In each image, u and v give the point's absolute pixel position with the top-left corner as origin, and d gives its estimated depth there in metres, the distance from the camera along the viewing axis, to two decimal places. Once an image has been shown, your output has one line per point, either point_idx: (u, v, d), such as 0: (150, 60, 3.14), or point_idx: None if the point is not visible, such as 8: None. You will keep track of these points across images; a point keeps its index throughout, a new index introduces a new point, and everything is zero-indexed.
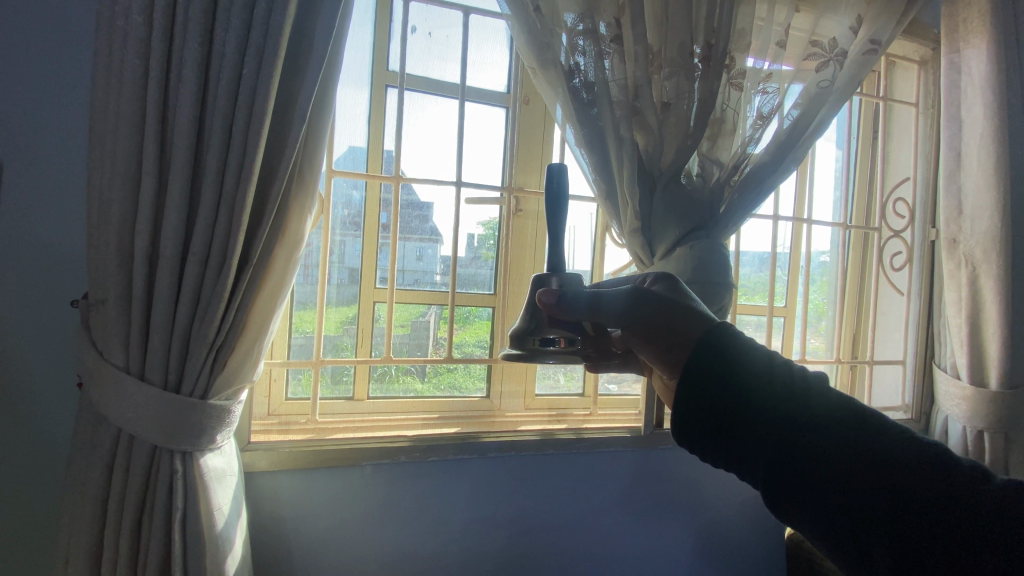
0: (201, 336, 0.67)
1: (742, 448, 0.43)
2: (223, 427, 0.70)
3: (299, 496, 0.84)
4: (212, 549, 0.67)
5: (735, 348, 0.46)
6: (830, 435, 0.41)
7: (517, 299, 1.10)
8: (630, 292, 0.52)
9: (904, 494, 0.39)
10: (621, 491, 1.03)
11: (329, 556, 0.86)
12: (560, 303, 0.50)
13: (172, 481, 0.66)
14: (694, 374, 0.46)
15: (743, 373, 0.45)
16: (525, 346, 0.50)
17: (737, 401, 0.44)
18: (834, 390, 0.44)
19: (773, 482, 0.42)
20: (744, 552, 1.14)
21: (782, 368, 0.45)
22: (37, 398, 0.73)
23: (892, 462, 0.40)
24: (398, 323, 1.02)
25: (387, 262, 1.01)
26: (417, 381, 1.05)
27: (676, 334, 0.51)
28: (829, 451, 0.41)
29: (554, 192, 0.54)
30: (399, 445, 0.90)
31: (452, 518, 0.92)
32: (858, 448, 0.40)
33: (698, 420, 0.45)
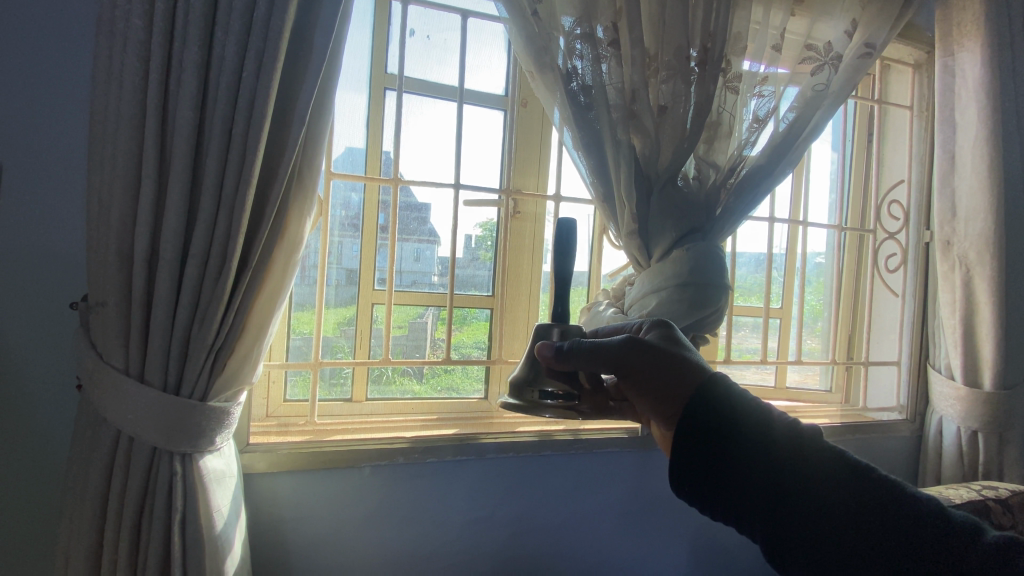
0: (201, 338, 0.67)
1: (739, 500, 0.44)
2: (222, 428, 0.70)
3: (297, 497, 0.85)
4: (212, 551, 0.68)
5: (729, 397, 0.48)
6: (826, 488, 0.43)
7: (514, 301, 1.11)
8: (623, 341, 0.52)
9: (899, 546, 0.40)
10: (618, 492, 1.04)
11: (327, 557, 0.86)
12: (557, 356, 0.51)
13: (171, 483, 0.66)
14: (691, 423, 0.47)
15: (739, 423, 0.46)
16: (525, 398, 0.50)
17: (733, 453, 0.45)
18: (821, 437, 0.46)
19: (770, 534, 0.43)
20: (739, 552, 1.14)
21: (775, 419, 0.46)
22: (35, 399, 0.73)
23: (888, 515, 0.42)
24: (396, 324, 1.03)
25: (383, 263, 1.02)
26: (416, 383, 1.05)
27: (670, 384, 0.51)
28: (825, 503, 0.42)
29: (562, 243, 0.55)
30: (398, 446, 0.90)
31: (450, 519, 0.93)
32: (854, 502, 0.42)
33: (696, 472, 0.46)
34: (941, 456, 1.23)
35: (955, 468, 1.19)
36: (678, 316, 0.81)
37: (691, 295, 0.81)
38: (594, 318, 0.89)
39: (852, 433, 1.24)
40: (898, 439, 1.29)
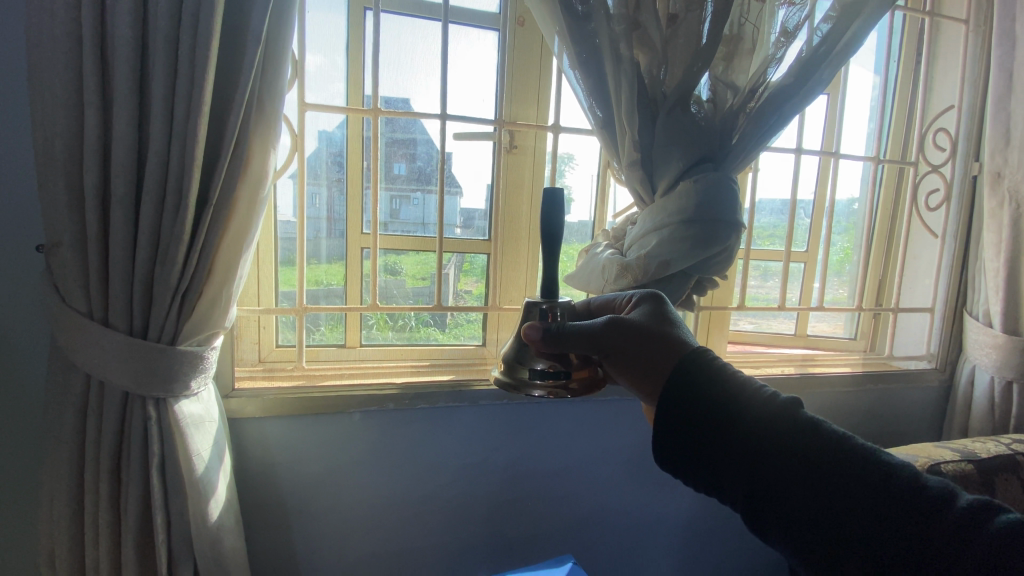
0: (164, 280, 0.63)
1: (718, 472, 0.45)
2: (197, 373, 0.68)
3: (287, 441, 0.84)
4: (194, 493, 0.68)
5: (704, 372, 0.49)
6: (800, 454, 0.43)
7: (512, 245, 1.04)
8: (607, 322, 0.51)
9: (876, 506, 0.40)
10: (618, 439, 1.00)
11: (319, 499, 0.86)
12: (547, 336, 0.47)
13: (147, 427, 0.65)
14: (674, 394, 0.48)
15: (714, 397, 0.47)
16: (515, 377, 0.46)
17: (708, 428, 0.46)
18: (795, 407, 0.46)
19: (750, 503, 0.44)
20: None
21: (752, 390, 0.48)
22: (16, 343, 0.72)
23: (865, 480, 0.41)
24: (414, 274, 1.00)
25: (385, 204, 0.96)
26: (439, 332, 1.03)
27: (653, 361, 0.52)
28: (806, 472, 0.42)
29: (548, 208, 0.47)
30: (387, 392, 0.87)
31: (443, 465, 0.91)
32: (828, 468, 0.42)
33: (677, 440, 0.48)
34: (971, 407, 1.15)
35: (984, 420, 1.11)
36: (678, 257, 0.71)
37: (695, 234, 0.71)
38: (591, 258, 0.81)
39: (873, 383, 1.16)
40: (925, 389, 1.21)
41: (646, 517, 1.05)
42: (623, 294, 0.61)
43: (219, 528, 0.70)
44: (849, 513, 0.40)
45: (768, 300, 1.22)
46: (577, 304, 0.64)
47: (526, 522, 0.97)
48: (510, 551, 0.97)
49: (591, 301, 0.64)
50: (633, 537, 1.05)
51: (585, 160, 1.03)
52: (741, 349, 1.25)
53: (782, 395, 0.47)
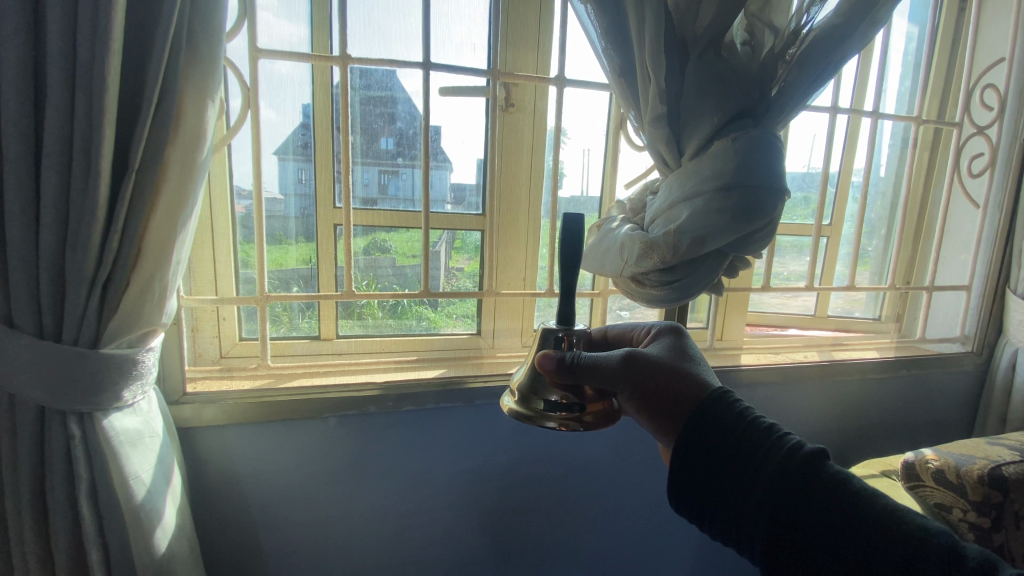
0: (76, 266, 0.50)
1: (735, 523, 0.44)
2: (131, 381, 0.55)
3: (252, 452, 0.72)
4: (135, 522, 0.55)
5: (723, 416, 0.47)
6: (822, 512, 0.41)
7: (508, 220, 0.91)
8: (624, 356, 0.50)
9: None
10: (630, 437, 0.90)
11: (293, 516, 0.75)
12: (560, 366, 0.46)
13: (70, 448, 0.53)
14: (690, 437, 0.47)
15: (731, 443, 0.45)
16: (529, 406, 0.46)
17: (726, 477, 0.45)
18: (819, 460, 0.43)
19: (767, 559, 0.42)
20: None
21: (778, 438, 0.45)
22: None
23: (892, 548, 0.39)
24: (406, 251, 0.86)
25: (369, 178, 0.83)
26: (431, 312, 0.90)
27: (671, 398, 0.50)
28: (829, 534, 0.40)
29: (568, 236, 0.46)
30: (368, 394, 0.75)
31: (435, 472, 0.80)
32: (851, 530, 0.40)
33: (697, 490, 0.46)
34: (1011, 394, 1.05)
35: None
36: (714, 231, 0.58)
37: (735, 204, 0.58)
38: (605, 238, 0.68)
39: (906, 368, 1.06)
40: (959, 374, 1.11)
41: (662, 520, 0.95)
42: (642, 325, 0.61)
43: (170, 560, 0.58)
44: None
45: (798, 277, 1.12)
46: (594, 330, 0.65)
47: (530, 532, 0.87)
48: (513, 564, 0.87)
49: (608, 330, 0.64)
50: (649, 543, 0.95)
51: (595, 120, 0.90)
52: (759, 334, 1.15)
53: (807, 443, 0.45)
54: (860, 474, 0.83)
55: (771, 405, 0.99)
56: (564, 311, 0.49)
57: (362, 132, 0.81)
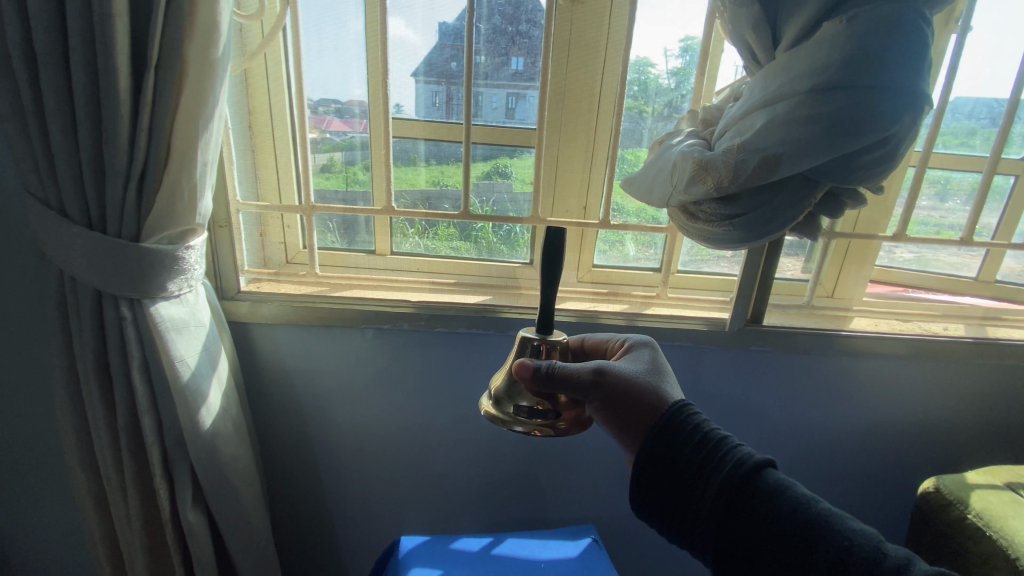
0: (112, 161, 0.53)
1: (689, 527, 0.45)
2: (173, 274, 0.59)
3: (301, 350, 0.77)
4: (181, 401, 0.62)
5: (681, 423, 0.47)
6: (763, 521, 0.43)
7: (574, 136, 0.78)
8: (598, 368, 0.48)
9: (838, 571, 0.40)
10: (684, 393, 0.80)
11: (334, 415, 0.80)
12: (535, 375, 0.44)
13: (123, 328, 0.59)
14: (654, 446, 0.47)
15: (688, 450, 0.46)
16: (500, 410, 0.45)
17: (681, 482, 0.45)
18: (762, 464, 0.45)
19: (717, 558, 0.44)
20: (851, 485, 0.87)
21: (726, 444, 0.46)
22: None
23: (826, 555, 0.40)
24: (528, 180, 0.79)
25: (498, 102, 0.75)
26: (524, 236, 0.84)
27: (637, 409, 0.49)
28: (773, 533, 0.42)
29: (551, 250, 0.44)
30: (402, 311, 0.75)
31: (466, 397, 0.79)
32: (791, 537, 0.42)
33: (654, 499, 0.46)
34: None
35: None
36: (795, 148, 0.44)
37: (832, 111, 0.42)
38: (661, 154, 0.56)
39: None
40: None
41: None
42: (618, 337, 0.59)
43: (214, 436, 0.65)
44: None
45: (982, 235, 0.84)
46: (571, 338, 0.62)
47: (559, 471, 0.84)
48: (539, 499, 0.85)
49: (583, 340, 0.61)
50: None
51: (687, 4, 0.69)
52: (896, 293, 0.88)
53: (753, 450, 0.46)
54: (974, 482, 0.66)
55: (878, 381, 0.81)
56: (543, 315, 0.46)
57: (489, 51, 0.72)
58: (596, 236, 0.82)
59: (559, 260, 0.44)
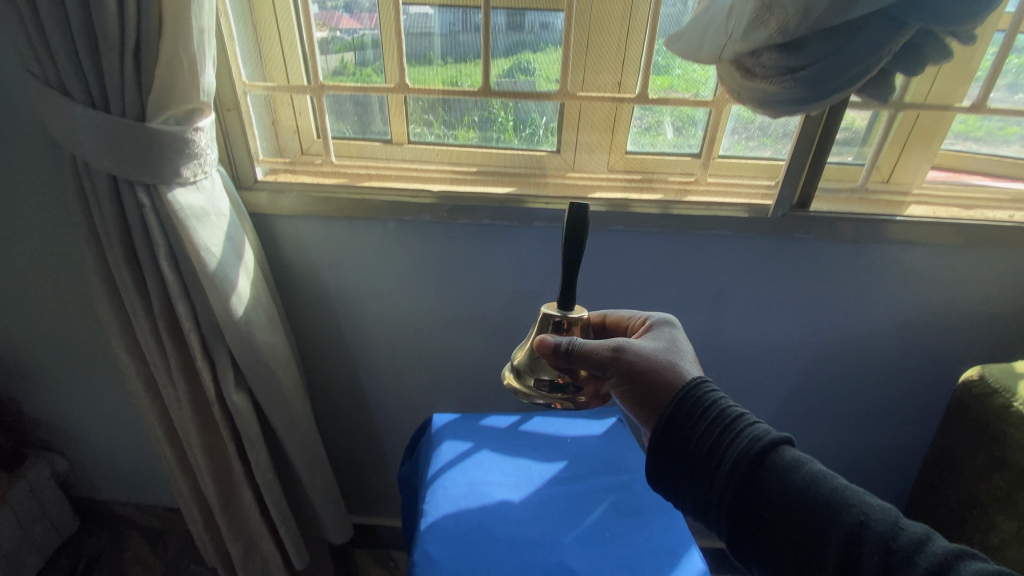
0: (103, 27, 0.49)
1: (701, 506, 0.43)
2: (186, 159, 0.57)
3: (324, 244, 0.76)
4: (211, 289, 0.62)
5: (692, 399, 0.45)
6: (777, 500, 0.40)
7: (606, 9, 0.66)
8: (616, 347, 0.49)
9: (853, 549, 0.37)
10: (716, 285, 0.78)
11: (363, 307, 0.81)
12: (556, 351, 0.45)
13: (145, 216, 0.58)
14: (666, 423, 0.45)
15: (699, 428, 0.44)
16: (522, 383, 0.46)
17: (691, 460, 0.43)
18: (775, 440, 0.42)
19: (731, 537, 0.42)
20: (884, 377, 0.86)
21: (738, 420, 0.43)
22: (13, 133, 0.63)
23: (836, 536, 0.38)
24: (553, 77, 0.70)
25: None
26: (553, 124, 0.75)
27: (653, 386, 0.48)
28: (787, 513, 0.40)
29: (573, 233, 0.43)
30: (422, 202, 0.71)
31: (492, 289, 0.79)
32: (807, 515, 0.39)
33: (667, 477, 0.45)
34: None
35: None
36: None
37: None
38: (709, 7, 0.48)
39: None
40: None
41: (737, 375, 0.86)
42: (638, 314, 0.58)
43: (247, 324, 0.66)
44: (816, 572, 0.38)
45: None
46: (593, 315, 0.61)
47: None
48: None
49: (606, 317, 0.61)
50: None
51: None
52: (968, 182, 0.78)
53: (769, 428, 0.43)
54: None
55: (928, 272, 0.76)
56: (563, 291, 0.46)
57: None
58: (629, 114, 0.74)
59: (580, 242, 0.43)
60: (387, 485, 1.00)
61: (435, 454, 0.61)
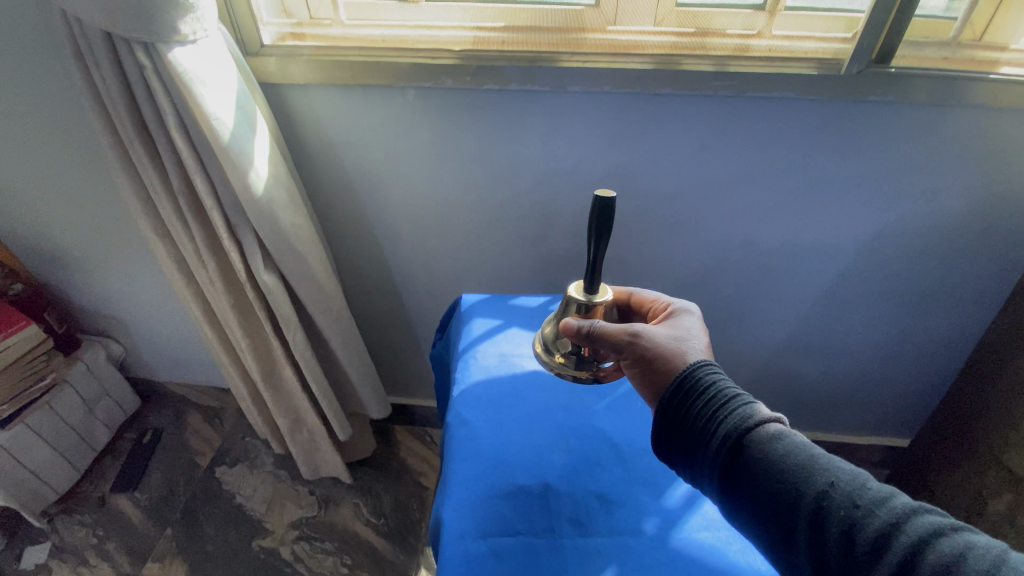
0: None
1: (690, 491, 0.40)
2: (181, 11, 0.52)
3: (341, 118, 0.71)
4: (227, 163, 0.59)
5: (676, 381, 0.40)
6: (762, 488, 0.36)
7: None
8: (631, 334, 0.44)
9: (826, 528, 0.34)
10: (769, 158, 0.71)
11: (387, 190, 0.77)
12: (579, 332, 0.45)
13: (148, 82, 0.54)
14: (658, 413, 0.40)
15: (679, 413, 0.39)
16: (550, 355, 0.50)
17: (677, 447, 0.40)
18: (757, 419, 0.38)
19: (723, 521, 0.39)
20: (948, 263, 0.79)
21: (721, 402, 0.39)
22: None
23: (805, 515, 0.34)
24: None
25: None
26: None
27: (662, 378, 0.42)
28: (769, 499, 0.36)
29: (600, 221, 0.42)
30: (442, 63, 0.64)
31: (522, 167, 0.73)
32: (786, 500, 0.35)
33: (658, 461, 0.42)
34: None
35: None
36: None
37: None
38: None
39: None
40: None
41: (782, 261, 0.82)
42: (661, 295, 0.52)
43: (269, 203, 0.64)
44: (792, 553, 0.35)
45: None
46: (616, 290, 0.54)
47: (620, 245, 0.81)
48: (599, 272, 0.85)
49: (630, 295, 0.53)
50: (759, 281, 0.85)
51: None
52: None
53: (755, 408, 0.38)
54: None
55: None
56: (589, 273, 0.45)
57: None
58: None
59: (606, 230, 0.42)
60: (421, 368, 1.04)
61: (466, 330, 0.61)
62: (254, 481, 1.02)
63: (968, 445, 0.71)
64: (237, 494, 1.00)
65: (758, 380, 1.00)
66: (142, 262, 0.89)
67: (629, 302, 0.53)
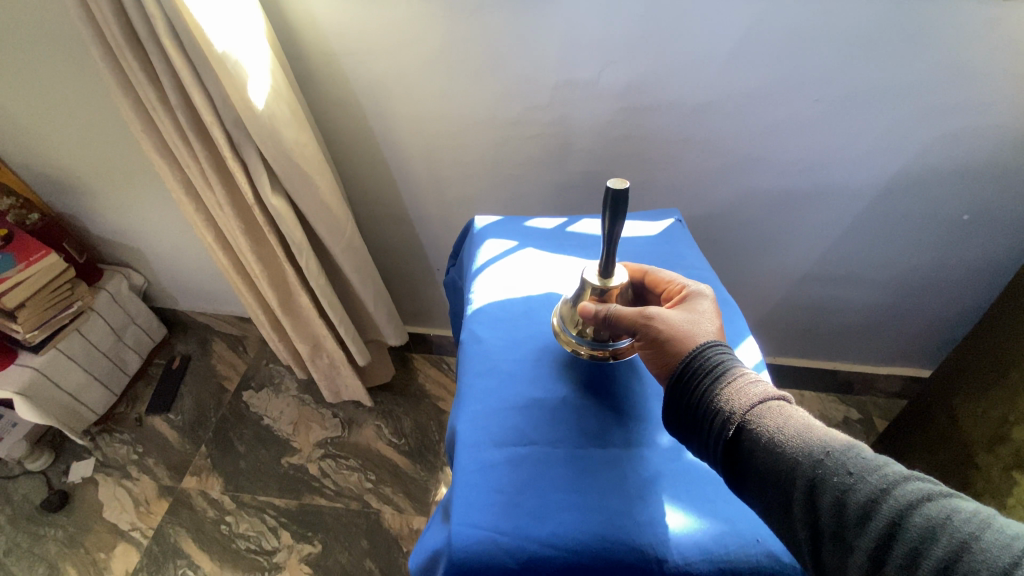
0: None
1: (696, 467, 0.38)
2: None
3: (342, 25, 0.65)
4: (225, 76, 0.55)
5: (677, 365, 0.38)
6: (760, 470, 0.33)
7: None
8: (647, 316, 0.41)
9: (821, 507, 0.31)
10: (811, 62, 0.64)
11: (394, 106, 0.73)
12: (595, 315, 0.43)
13: None
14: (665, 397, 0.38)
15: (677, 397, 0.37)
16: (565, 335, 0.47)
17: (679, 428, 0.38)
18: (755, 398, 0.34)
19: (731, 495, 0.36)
20: (1001, 182, 0.72)
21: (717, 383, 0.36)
22: None
23: (793, 490, 0.32)
24: None
25: None
26: None
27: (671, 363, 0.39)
28: (765, 480, 0.33)
29: (614, 212, 0.38)
30: None
31: (538, 77, 0.68)
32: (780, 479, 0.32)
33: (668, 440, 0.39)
34: None
35: None
36: None
37: None
38: None
39: None
40: None
41: (815, 180, 0.77)
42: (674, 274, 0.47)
43: (271, 119, 0.61)
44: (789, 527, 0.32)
45: None
46: (631, 268, 0.49)
47: (642, 163, 0.77)
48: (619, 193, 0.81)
49: (646, 274, 0.48)
50: (789, 202, 0.80)
51: None
52: None
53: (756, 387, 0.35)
54: None
55: None
56: (606, 256, 0.42)
57: None
58: None
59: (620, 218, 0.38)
60: (436, 296, 1.04)
61: (478, 251, 0.59)
62: (279, 404, 1.06)
63: (999, 370, 0.68)
64: (264, 416, 1.04)
65: (781, 305, 0.98)
66: (154, 188, 0.88)
67: (643, 282, 0.48)
